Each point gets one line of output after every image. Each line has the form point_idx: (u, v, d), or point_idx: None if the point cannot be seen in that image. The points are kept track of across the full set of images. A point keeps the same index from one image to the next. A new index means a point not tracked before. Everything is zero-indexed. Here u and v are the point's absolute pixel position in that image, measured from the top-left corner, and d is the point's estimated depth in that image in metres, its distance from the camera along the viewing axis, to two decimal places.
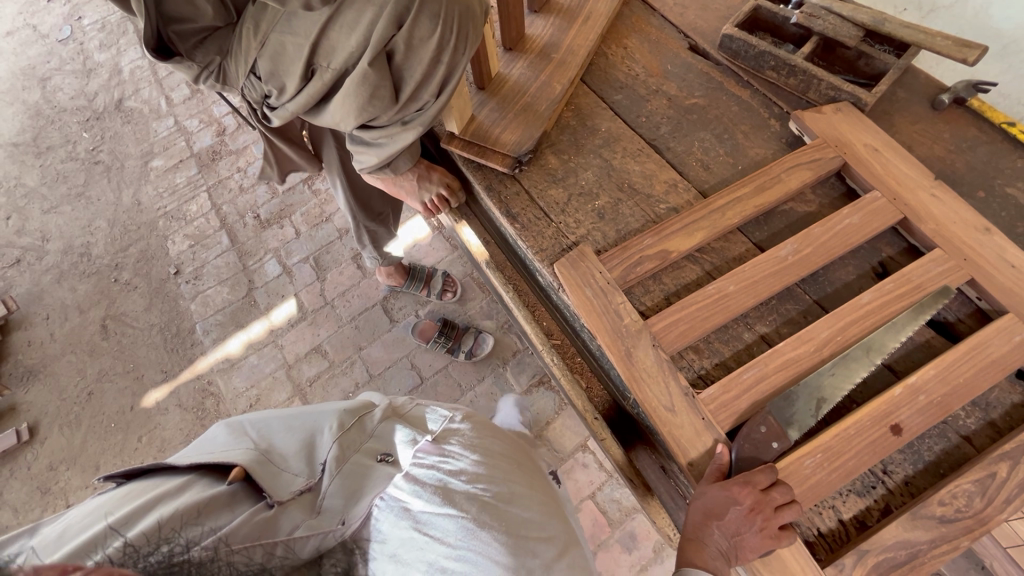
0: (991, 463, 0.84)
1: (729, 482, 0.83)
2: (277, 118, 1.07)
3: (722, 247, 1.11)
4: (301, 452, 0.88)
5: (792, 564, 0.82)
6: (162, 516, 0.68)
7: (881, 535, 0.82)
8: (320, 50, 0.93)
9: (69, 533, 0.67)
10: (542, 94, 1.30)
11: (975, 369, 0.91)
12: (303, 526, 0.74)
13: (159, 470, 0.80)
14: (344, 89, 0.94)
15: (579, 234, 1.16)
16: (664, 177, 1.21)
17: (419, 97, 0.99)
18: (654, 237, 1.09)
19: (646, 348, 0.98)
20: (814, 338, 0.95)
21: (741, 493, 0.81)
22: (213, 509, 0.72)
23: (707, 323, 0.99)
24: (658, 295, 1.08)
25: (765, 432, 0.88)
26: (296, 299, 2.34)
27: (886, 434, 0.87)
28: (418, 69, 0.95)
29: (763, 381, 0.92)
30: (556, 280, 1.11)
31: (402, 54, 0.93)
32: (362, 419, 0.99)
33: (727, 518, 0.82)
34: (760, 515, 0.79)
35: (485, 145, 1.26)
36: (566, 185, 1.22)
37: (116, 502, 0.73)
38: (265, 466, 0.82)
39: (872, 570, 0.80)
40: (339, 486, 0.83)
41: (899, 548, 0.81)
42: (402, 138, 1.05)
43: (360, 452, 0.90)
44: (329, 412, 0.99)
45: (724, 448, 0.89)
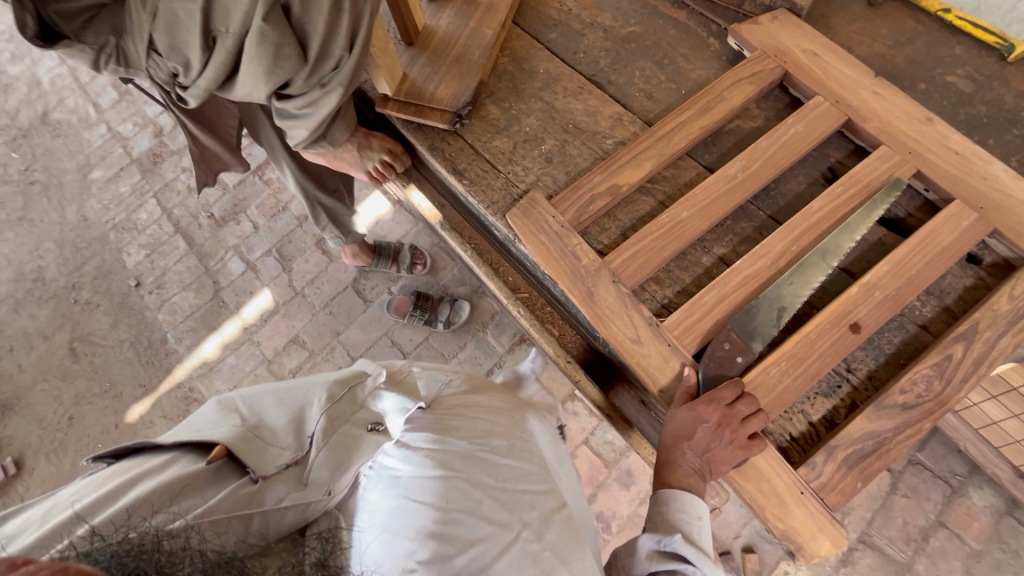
0: (947, 346, 0.87)
1: (695, 402, 0.84)
2: (191, 99, 0.98)
3: (673, 174, 1.10)
4: (289, 427, 0.89)
5: (766, 471, 0.83)
6: (130, 504, 0.68)
7: (850, 429, 0.84)
8: (214, 12, 0.84)
9: (48, 519, 0.68)
10: (475, 41, 1.25)
11: (926, 259, 0.92)
12: (289, 497, 0.74)
13: (148, 447, 0.82)
14: (249, 52, 0.86)
15: (529, 182, 1.13)
16: (608, 112, 1.18)
17: (330, 52, 0.92)
18: (604, 174, 1.07)
19: (607, 285, 0.98)
20: (770, 251, 0.95)
21: (706, 411, 0.82)
22: (190, 488, 0.73)
23: (664, 252, 0.98)
24: (615, 232, 1.06)
25: (728, 348, 0.89)
26: (269, 290, 2.30)
27: (846, 333, 0.89)
28: (320, 21, 0.88)
29: (724, 300, 0.93)
30: (511, 232, 1.09)
31: (299, 6, 0.86)
32: (352, 390, 0.97)
33: (696, 438, 0.84)
34: (727, 429, 0.80)
35: (422, 103, 1.20)
36: (510, 134, 1.19)
37: (96, 485, 0.74)
38: (251, 442, 0.83)
39: (844, 464, 0.82)
40: (326, 458, 0.83)
41: (867, 439, 0.83)
42: (326, 104, 0.99)
43: (348, 424, 0.91)
44: (314, 386, 0.98)
45: (693, 373, 0.89)
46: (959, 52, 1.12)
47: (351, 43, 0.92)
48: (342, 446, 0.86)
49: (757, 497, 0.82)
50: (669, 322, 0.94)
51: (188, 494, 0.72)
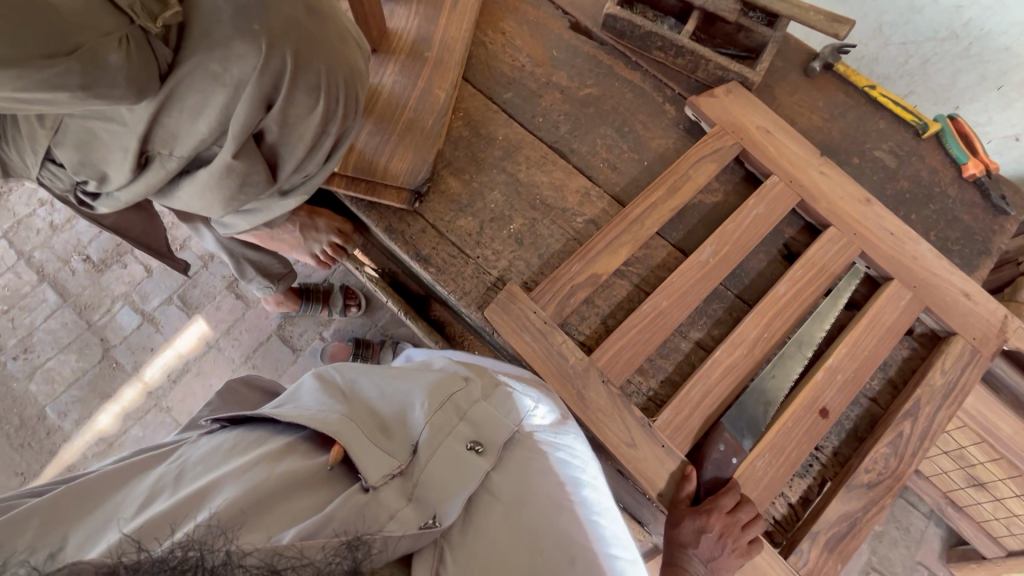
0: (899, 424, 0.97)
1: (700, 510, 0.87)
2: (104, 206, 0.88)
3: (646, 255, 1.10)
4: (394, 428, 0.69)
5: (765, 567, 0.89)
6: (225, 502, 0.52)
7: (827, 513, 0.92)
8: (155, 138, 0.75)
9: (159, 490, 0.55)
10: (426, 105, 1.14)
11: (877, 339, 1.01)
12: (399, 516, 0.58)
13: (264, 422, 0.68)
14: (204, 179, 0.82)
15: (501, 268, 1.08)
16: (575, 186, 1.14)
17: (302, 167, 0.91)
18: (581, 262, 1.04)
19: (597, 385, 0.96)
20: (745, 339, 0.99)
21: (710, 521, 0.86)
22: (300, 487, 0.58)
23: (650, 346, 0.98)
24: (595, 320, 1.05)
25: (724, 450, 0.93)
26: (203, 318, 2.04)
27: (817, 419, 0.96)
28: (298, 145, 0.85)
29: (708, 395, 0.95)
30: (489, 326, 1.04)
31: (276, 132, 0.82)
32: (456, 396, 0.75)
33: (701, 546, 0.86)
34: (730, 538, 0.85)
35: (374, 179, 1.08)
36: (475, 212, 1.12)
37: (215, 460, 0.60)
38: (361, 437, 0.65)
39: (824, 547, 0.91)
40: (433, 474, 0.65)
41: (841, 521, 0.92)
42: (284, 206, 0.97)
43: (450, 437, 0.70)
44: (419, 376, 0.78)
45: (691, 479, 0.91)
46: (884, 127, 1.22)
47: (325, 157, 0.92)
48: (455, 451, 0.69)
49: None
50: (661, 421, 0.94)
51: (298, 496, 0.57)
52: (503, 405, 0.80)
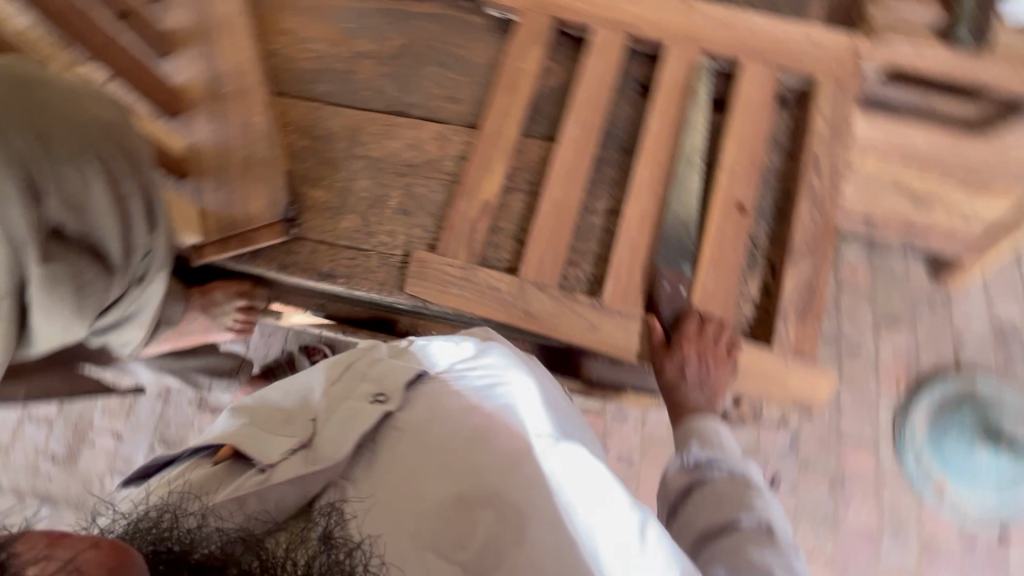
0: (807, 182, 1.00)
1: (677, 342, 0.90)
2: None
3: (522, 160, 1.09)
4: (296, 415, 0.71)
5: (754, 363, 0.93)
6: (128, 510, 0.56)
7: (785, 288, 0.96)
8: None
9: None
10: (251, 137, 1.10)
11: (754, 120, 1.03)
12: (293, 478, 0.58)
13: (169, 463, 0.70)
14: (34, 309, 0.68)
15: (402, 244, 1.06)
16: (428, 134, 1.13)
17: (136, 244, 0.80)
18: (467, 198, 1.04)
19: (537, 295, 0.97)
20: (643, 183, 1.01)
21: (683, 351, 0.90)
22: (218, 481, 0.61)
23: (565, 234, 1.00)
24: (510, 242, 1.04)
25: (670, 283, 0.98)
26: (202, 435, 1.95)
27: (738, 216, 0.98)
28: (110, 221, 0.73)
29: (636, 247, 0.98)
30: (419, 300, 1.02)
31: (71, 219, 0.68)
32: (357, 365, 0.76)
33: (689, 372, 0.89)
34: (708, 353, 0.89)
35: (242, 228, 1.05)
36: (352, 208, 1.09)
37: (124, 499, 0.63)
38: (258, 432, 0.67)
39: (798, 319, 0.94)
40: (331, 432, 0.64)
41: (800, 289, 0.95)
42: (151, 292, 0.89)
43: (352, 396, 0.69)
44: (319, 366, 0.81)
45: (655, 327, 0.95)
46: None
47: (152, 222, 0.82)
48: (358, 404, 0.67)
49: (758, 386, 0.94)
50: (609, 291, 0.96)
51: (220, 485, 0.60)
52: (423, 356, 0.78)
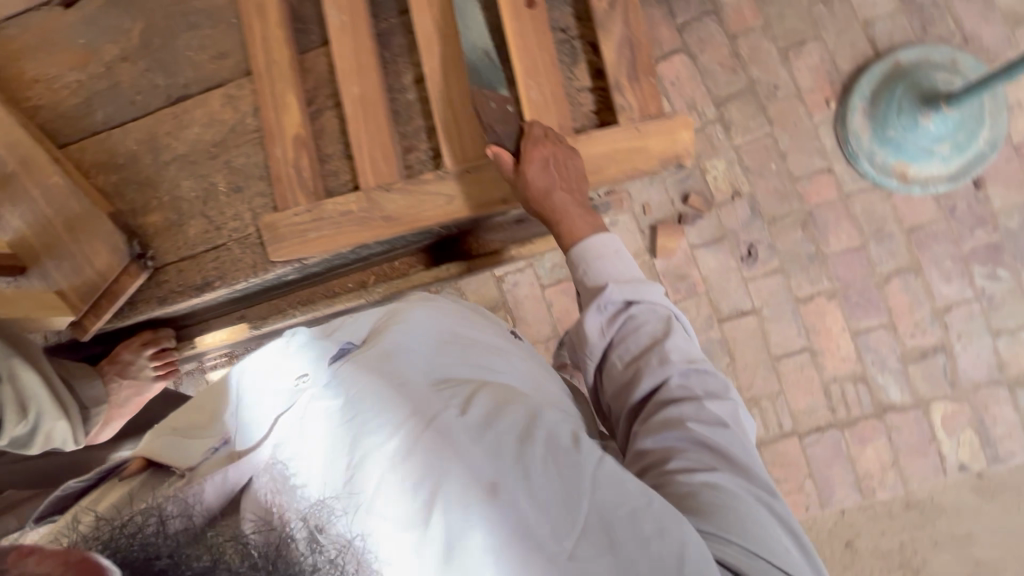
0: None
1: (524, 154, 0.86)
2: None
3: (314, 78, 1.02)
4: (217, 413, 0.73)
5: (608, 143, 0.90)
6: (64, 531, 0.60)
7: (608, 59, 0.90)
8: None
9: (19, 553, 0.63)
10: (55, 197, 0.99)
11: None
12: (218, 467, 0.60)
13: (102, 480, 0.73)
14: None
15: (252, 220, 1.03)
16: (218, 102, 1.06)
17: None
18: (278, 142, 0.97)
19: (387, 197, 0.94)
20: (427, 33, 0.93)
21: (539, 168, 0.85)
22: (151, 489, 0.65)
23: (382, 125, 0.94)
24: (342, 162, 1.00)
25: (499, 103, 0.92)
26: None
27: (531, 12, 0.91)
28: None
29: (449, 100, 0.93)
30: (292, 262, 1.00)
31: None
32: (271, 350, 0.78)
33: (548, 168, 0.85)
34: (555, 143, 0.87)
35: (103, 285, 1.01)
36: (191, 213, 1.05)
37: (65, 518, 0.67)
38: (178, 445, 0.70)
39: (632, 82, 0.90)
40: (249, 420, 0.67)
41: (621, 52, 0.90)
42: (29, 385, 0.99)
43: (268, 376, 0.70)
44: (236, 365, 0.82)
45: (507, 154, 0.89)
46: None
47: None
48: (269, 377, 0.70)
49: (626, 167, 0.91)
50: (450, 160, 0.92)
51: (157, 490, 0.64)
52: (349, 326, 0.84)
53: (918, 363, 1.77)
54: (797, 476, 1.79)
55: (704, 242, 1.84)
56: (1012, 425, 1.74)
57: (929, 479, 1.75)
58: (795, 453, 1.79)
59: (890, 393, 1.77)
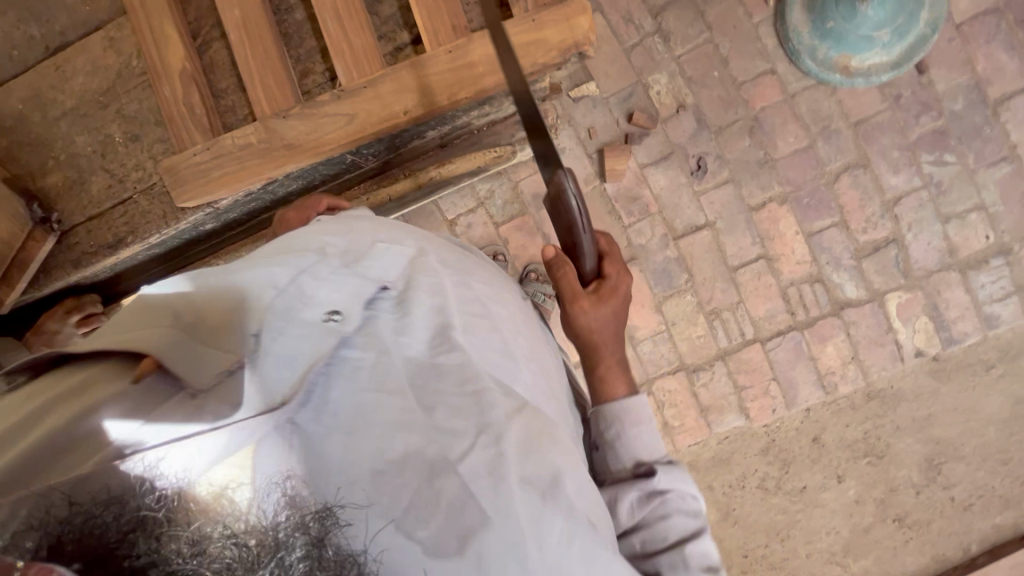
0: None
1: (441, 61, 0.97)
2: None
3: (195, 10, 0.97)
4: (241, 321, 0.60)
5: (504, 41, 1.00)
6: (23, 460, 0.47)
7: None
8: None
9: None
10: None
11: None
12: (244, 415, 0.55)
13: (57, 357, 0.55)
14: None
15: (154, 168, 0.98)
16: (99, 47, 0.99)
17: None
18: (165, 80, 0.93)
19: (285, 124, 0.94)
20: None
21: (581, 306, 1.01)
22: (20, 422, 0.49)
23: (271, 49, 0.93)
24: (238, 96, 0.97)
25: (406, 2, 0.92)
26: None
27: None
28: None
29: (343, 17, 0.95)
30: (202, 206, 0.98)
31: None
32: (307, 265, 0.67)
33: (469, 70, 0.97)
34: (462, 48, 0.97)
35: (10, 254, 0.96)
36: (90, 168, 1.00)
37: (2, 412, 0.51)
38: (183, 348, 0.55)
39: None
40: (275, 355, 0.59)
41: None
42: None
43: (299, 311, 0.63)
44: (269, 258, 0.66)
45: (569, 269, 1.03)
46: None
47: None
48: (295, 300, 0.63)
49: (528, 61, 1.07)
50: (350, 77, 0.95)
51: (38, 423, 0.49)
52: (374, 260, 0.75)
53: (871, 257, 1.78)
54: (761, 381, 1.83)
55: (653, 160, 1.81)
56: (965, 307, 1.77)
57: (889, 368, 1.80)
58: (759, 360, 1.82)
59: (846, 290, 1.80)
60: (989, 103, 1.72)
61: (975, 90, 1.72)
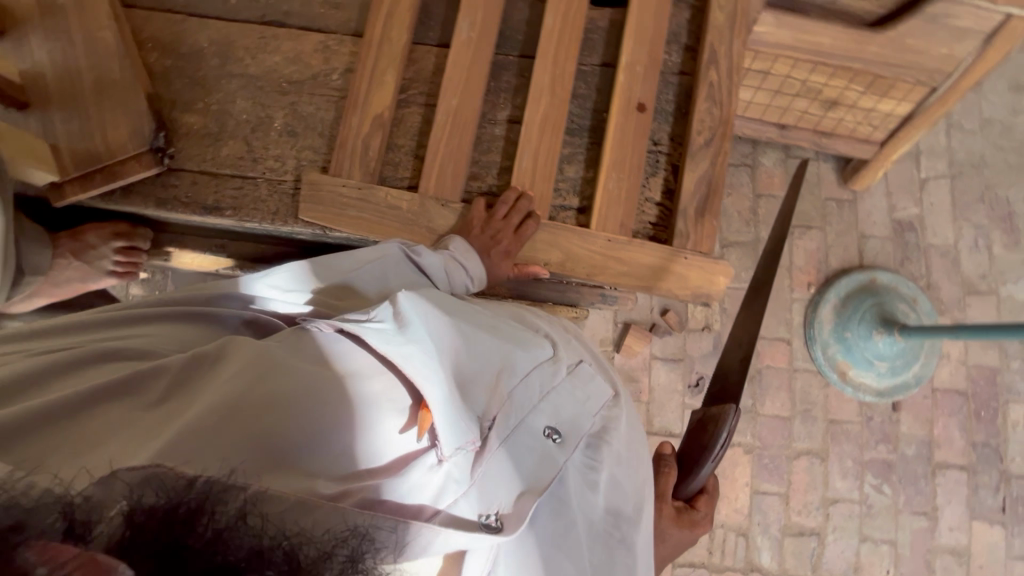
0: (706, 76, 0.98)
1: (597, 239, 0.95)
2: None
3: (417, 70, 1.02)
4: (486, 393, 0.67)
5: (655, 260, 0.95)
6: (306, 435, 0.55)
7: (685, 186, 0.96)
8: None
9: (210, 379, 0.57)
10: (97, 55, 0.95)
11: (654, 11, 0.99)
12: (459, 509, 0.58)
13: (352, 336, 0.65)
14: None
15: (291, 168, 0.99)
16: (307, 46, 1.02)
17: None
18: (358, 112, 0.95)
19: (439, 213, 0.95)
20: (542, 86, 0.96)
21: (661, 513, 0.91)
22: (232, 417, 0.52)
23: (465, 147, 0.95)
24: (409, 160, 0.99)
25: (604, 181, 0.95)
26: None
27: (638, 113, 0.96)
28: None
29: (539, 156, 0.95)
30: (318, 227, 0.96)
31: None
32: (542, 376, 0.72)
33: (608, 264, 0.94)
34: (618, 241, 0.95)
35: (103, 162, 0.93)
36: (233, 132, 0.99)
37: (289, 362, 0.60)
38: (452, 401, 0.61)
39: (697, 215, 0.96)
40: (504, 464, 0.63)
41: (700, 184, 0.96)
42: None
43: (524, 425, 0.67)
44: (518, 343, 0.73)
45: (671, 477, 0.92)
46: None
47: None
48: (526, 406, 0.68)
49: (662, 285, 0.96)
50: (524, 208, 0.93)
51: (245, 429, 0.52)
52: (591, 390, 0.76)
53: (793, 537, 1.92)
54: None
55: (664, 356, 1.95)
56: None
57: None
58: None
59: (761, 555, 1.91)
60: (932, 462, 1.97)
61: (925, 446, 1.98)
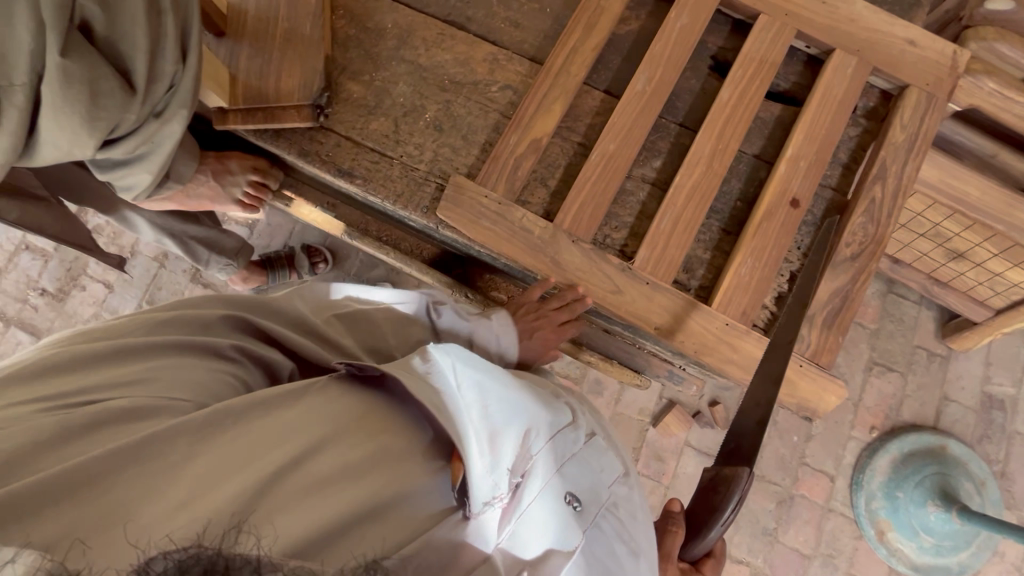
0: (868, 192, 0.95)
1: (717, 319, 0.91)
2: None
3: (579, 106, 1.04)
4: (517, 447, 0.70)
5: None
6: (351, 489, 0.56)
7: (820, 294, 0.92)
8: None
9: (234, 425, 0.57)
10: (298, 11, 1.03)
11: (831, 118, 0.97)
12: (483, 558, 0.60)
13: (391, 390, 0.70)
14: (56, 100, 0.65)
15: (428, 161, 1.02)
16: (481, 54, 1.06)
17: (162, 71, 0.75)
18: (519, 130, 0.98)
19: (568, 247, 0.94)
20: (701, 156, 0.96)
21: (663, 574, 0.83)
22: (270, 480, 0.52)
23: (609, 193, 0.95)
24: (548, 188, 1.01)
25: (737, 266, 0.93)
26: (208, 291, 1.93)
27: (790, 210, 0.94)
28: (141, 37, 0.70)
29: (679, 222, 0.94)
30: (445, 226, 0.99)
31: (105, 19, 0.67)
32: (562, 440, 0.75)
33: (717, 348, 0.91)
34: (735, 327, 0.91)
35: (269, 105, 1.00)
36: (386, 112, 1.04)
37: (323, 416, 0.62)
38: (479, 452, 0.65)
39: (824, 326, 0.91)
40: (526, 523, 0.65)
41: (834, 297, 0.92)
42: (169, 134, 0.83)
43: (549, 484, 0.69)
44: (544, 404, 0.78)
45: (678, 537, 0.84)
46: None
47: (182, 52, 0.77)
48: (550, 462, 0.71)
49: None
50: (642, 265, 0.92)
51: (280, 491, 0.51)
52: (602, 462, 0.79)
53: None
54: None
55: (698, 447, 1.87)
56: None
57: None
58: None
59: None
60: None
61: None
